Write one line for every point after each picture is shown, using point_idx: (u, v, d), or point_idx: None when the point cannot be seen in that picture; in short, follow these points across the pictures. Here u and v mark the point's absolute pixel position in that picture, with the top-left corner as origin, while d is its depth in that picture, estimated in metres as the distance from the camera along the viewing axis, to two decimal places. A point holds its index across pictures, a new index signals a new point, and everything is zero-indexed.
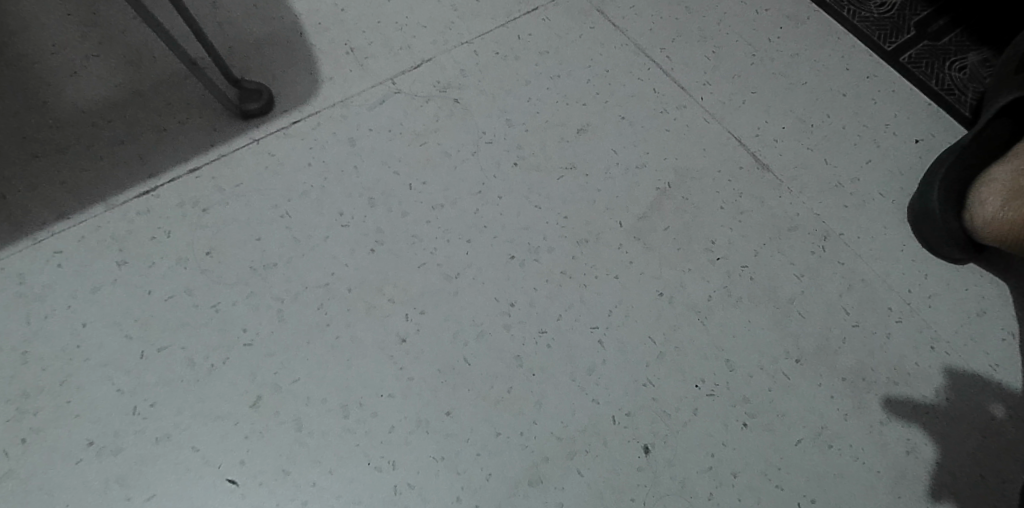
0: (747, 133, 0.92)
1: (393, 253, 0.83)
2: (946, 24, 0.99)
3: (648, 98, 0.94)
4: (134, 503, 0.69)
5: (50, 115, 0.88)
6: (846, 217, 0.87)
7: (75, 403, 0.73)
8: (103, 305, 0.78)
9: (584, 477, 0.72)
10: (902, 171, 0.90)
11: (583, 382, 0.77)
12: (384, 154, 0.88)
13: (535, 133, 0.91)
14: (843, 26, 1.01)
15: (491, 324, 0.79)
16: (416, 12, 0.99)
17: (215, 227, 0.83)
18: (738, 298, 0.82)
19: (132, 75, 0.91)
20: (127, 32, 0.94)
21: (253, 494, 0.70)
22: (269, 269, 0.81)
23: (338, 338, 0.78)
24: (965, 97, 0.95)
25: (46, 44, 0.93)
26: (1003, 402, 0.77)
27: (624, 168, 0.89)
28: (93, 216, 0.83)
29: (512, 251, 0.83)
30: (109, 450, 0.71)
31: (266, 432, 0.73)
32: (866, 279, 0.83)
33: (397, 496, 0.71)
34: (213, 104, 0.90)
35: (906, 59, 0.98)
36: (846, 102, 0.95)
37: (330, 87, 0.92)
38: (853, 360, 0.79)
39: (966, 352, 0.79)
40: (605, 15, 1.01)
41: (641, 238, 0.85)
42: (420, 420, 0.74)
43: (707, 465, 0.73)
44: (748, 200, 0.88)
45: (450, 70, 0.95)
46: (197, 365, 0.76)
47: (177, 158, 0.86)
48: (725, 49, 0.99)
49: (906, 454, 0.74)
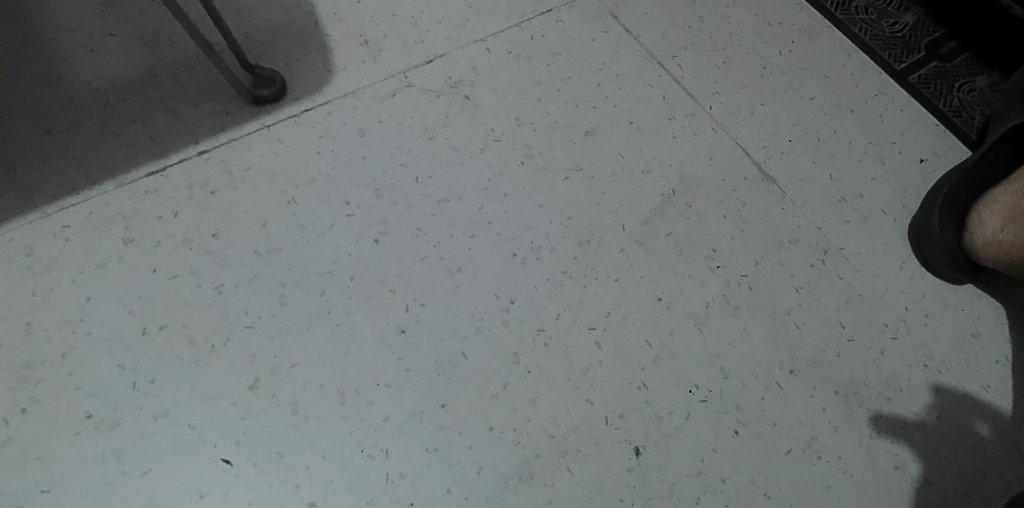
0: (754, 144, 0.93)
1: (396, 244, 0.83)
2: (956, 48, 1.00)
3: (658, 105, 0.95)
4: (129, 478, 0.70)
5: (64, 90, 0.89)
6: (847, 233, 0.87)
7: (76, 375, 0.74)
8: (108, 280, 0.79)
9: (576, 475, 0.73)
10: (904, 190, 0.91)
11: (578, 381, 0.77)
12: (393, 146, 0.89)
13: (543, 134, 0.92)
14: (853, 45, 1.01)
15: (490, 320, 0.80)
16: (431, 7, 1.00)
17: (221, 210, 0.84)
18: (736, 307, 0.82)
19: (147, 56, 0.92)
20: (144, 14, 0.95)
21: (246, 475, 0.71)
22: (273, 254, 0.82)
23: (338, 325, 0.78)
24: (970, 120, 0.95)
25: (63, 21, 0.94)
26: (994, 423, 0.77)
27: (629, 172, 0.90)
28: (103, 192, 0.84)
29: (514, 248, 0.84)
30: (106, 424, 0.72)
31: (263, 414, 0.74)
32: (864, 294, 0.84)
33: (389, 484, 0.72)
34: (226, 88, 0.91)
35: (915, 80, 0.98)
36: (853, 119, 0.95)
37: (343, 78, 0.93)
38: (847, 373, 0.79)
39: (959, 371, 0.80)
40: (618, 21, 1.02)
41: (643, 243, 0.86)
42: (415, 411, 0.75)
43: (697, 470, 0.74)
44: (751, 211, 0.88)
45: (463, 67, 0.96)
46: (197, 344, 0.76)
47: (188, 139, 0.87)
48: (736, 60, 1.00)
49: (894, 470, 0.75)
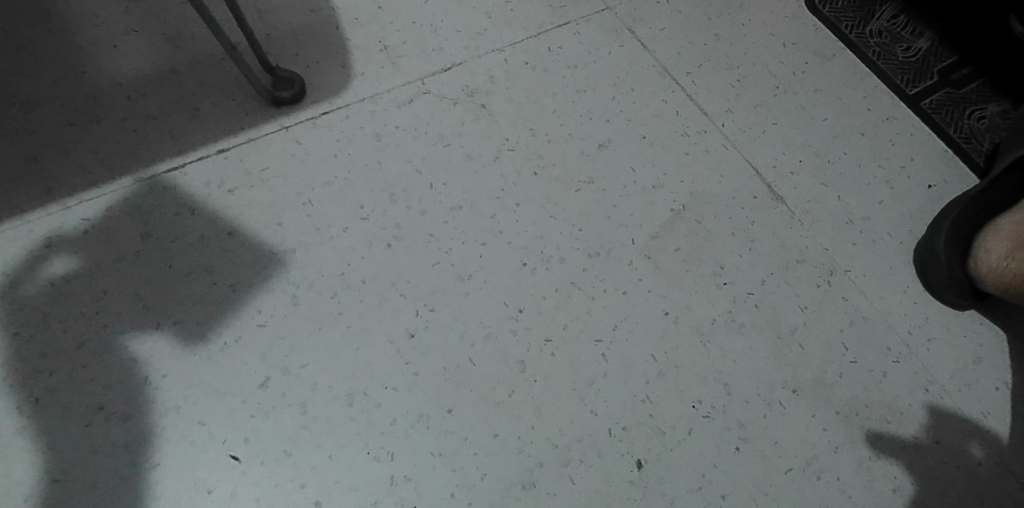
0: (765, 163, 0.94)
1: (408, 250, 0.85)
2: (968, 74, 1.01)
3: (671, 121, 0.96)
4: (138, 471, 0.71)
5: (86, 84, 0.91)
6: (854, 255, 0.88)
7: (89, 368, 0.75)
8: (123, 275, 0.80)
9: (578, 485, 0.74)
10: (911, 214, 0.92)
11: (584, 393, 0.78)
12: (408, 152, 0.90)
13: (556, 145, 0.93)
14: (866, 68, 1.03)
15: (498, 328, 0.81)
16: (450, 16, 1.02)
17: (237, 208, 0.85)
18: (742, 324, 0.83)
19: (170, 53, 0.94)
20: (168, 11, 0.97)
21: (253, 472, 0.72)
22: (288, 254, 0.83)
23: (349, 327, 0.80)
24: (979, 147, 0.96)
25: (87, 16, 0.96)
26: (991, 449, 0.78)
27: (641, 187, 0.91)
28: (122, 187, 0.85)
29: (524, 258, 0.85)
30: (118, 417, 0.73)
31: (271, 413, 0.75)
32: (868, 316, 0.85)
33: (394, 487, 0.73)
34: (246, 89, 0.92)
35: (926, 106, 0.99)
36: (864, 142, 0.96)
37: (361, 82, 0.94)
38: (848, 394, 0.80)
39: (959, 396, 0.81)
40: (634, 36, 1.03)
41: (652, 256, 0.87)
42: (421, 415, 0.76)
43: (698, 484, 0.75)
44: (759, 229, 0.89)
45: (480, 76, 0.97)
46: (210, 341, 0.78)
47: (208, 137, 0.88)
48: (750, 79, 1.01)
49: (892, 492, 0.76)
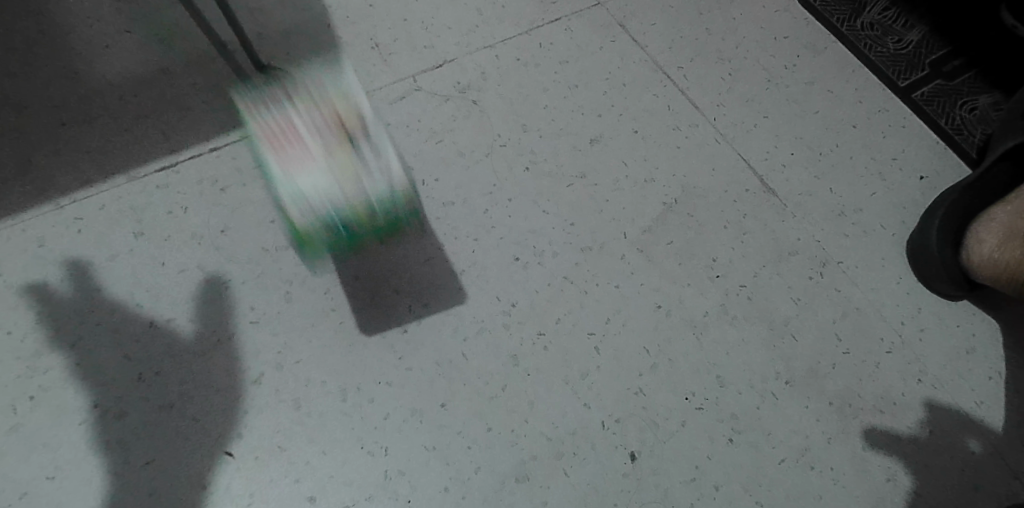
0: (757, 156, 0.94)
1: (401, 245, 0.85)
2: (959, 66, 1.01)
3: (663, 115, 0.97)
4: (132, 467, 0.72)
5: (79, 85, 0.91)
6: (846, 247, 0.89)
7: (83, 365, 0.76)
8: (116, 273, 0.80)
9: (571, 478, 0.74)
10: (903, 205, 0.92)
11: (577, 386, 0.79)
12: (400, 148, 0.90)
13: (548, 140, 0.93)
14: (858, 61, 1.03)
15: (491, 322, 0.81)
16: (442, 13, 1.02)
17: (230, 206, 0.85)
18: (734, 316, 0.83)
19: (162, 52, 0.94)
20: (160, 11, 0.97)
21: (247, 468, 0.72)
22: (281, 251, 0.83)
23: (342, 323, 0.80)
24: (971, 138, 0.96)
25: (80, 16, 0.96)
26: (985, 439, 0.78)
27: (633, 181, 0.91)
28: (115, 186, 0.85)
29: (517, 253, 0.85)
30: (112, 414, 0.74)
31: (265, 409, 0.75)
32: (861, 307, 0.85)
33: (387, 481, 0.73)
34: (238, 87, 0.92)
35: (917, 98, 0.99)
36: (855, 134, 0.97)
37: (353, 80, 0.94)
38: (841, 385, 0.81)
39: (952, 386, 0.81)
40: (626, 31, 1.03)
41: (644, 250, 0.87)
42: (415, 410, 0.76)
43: (691, 476, 0.75)
44: (751, 222, 0.89)
45: (472, 72, 0.97)
46: (204, 338, 0.78)
47: (200, 136, 0.89)
48: (742, 72, 1.01)
49: (886, 481, 0.76)
